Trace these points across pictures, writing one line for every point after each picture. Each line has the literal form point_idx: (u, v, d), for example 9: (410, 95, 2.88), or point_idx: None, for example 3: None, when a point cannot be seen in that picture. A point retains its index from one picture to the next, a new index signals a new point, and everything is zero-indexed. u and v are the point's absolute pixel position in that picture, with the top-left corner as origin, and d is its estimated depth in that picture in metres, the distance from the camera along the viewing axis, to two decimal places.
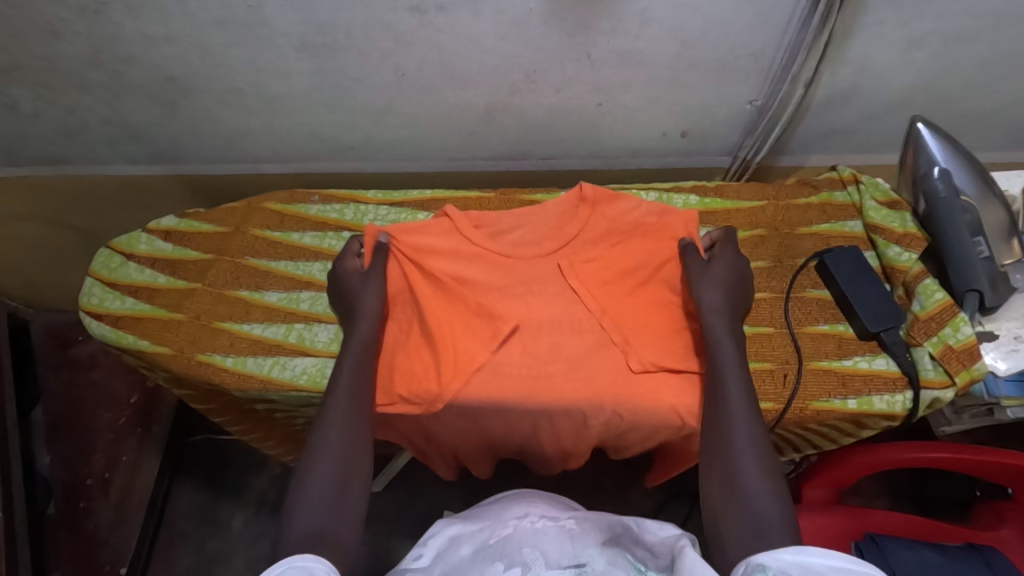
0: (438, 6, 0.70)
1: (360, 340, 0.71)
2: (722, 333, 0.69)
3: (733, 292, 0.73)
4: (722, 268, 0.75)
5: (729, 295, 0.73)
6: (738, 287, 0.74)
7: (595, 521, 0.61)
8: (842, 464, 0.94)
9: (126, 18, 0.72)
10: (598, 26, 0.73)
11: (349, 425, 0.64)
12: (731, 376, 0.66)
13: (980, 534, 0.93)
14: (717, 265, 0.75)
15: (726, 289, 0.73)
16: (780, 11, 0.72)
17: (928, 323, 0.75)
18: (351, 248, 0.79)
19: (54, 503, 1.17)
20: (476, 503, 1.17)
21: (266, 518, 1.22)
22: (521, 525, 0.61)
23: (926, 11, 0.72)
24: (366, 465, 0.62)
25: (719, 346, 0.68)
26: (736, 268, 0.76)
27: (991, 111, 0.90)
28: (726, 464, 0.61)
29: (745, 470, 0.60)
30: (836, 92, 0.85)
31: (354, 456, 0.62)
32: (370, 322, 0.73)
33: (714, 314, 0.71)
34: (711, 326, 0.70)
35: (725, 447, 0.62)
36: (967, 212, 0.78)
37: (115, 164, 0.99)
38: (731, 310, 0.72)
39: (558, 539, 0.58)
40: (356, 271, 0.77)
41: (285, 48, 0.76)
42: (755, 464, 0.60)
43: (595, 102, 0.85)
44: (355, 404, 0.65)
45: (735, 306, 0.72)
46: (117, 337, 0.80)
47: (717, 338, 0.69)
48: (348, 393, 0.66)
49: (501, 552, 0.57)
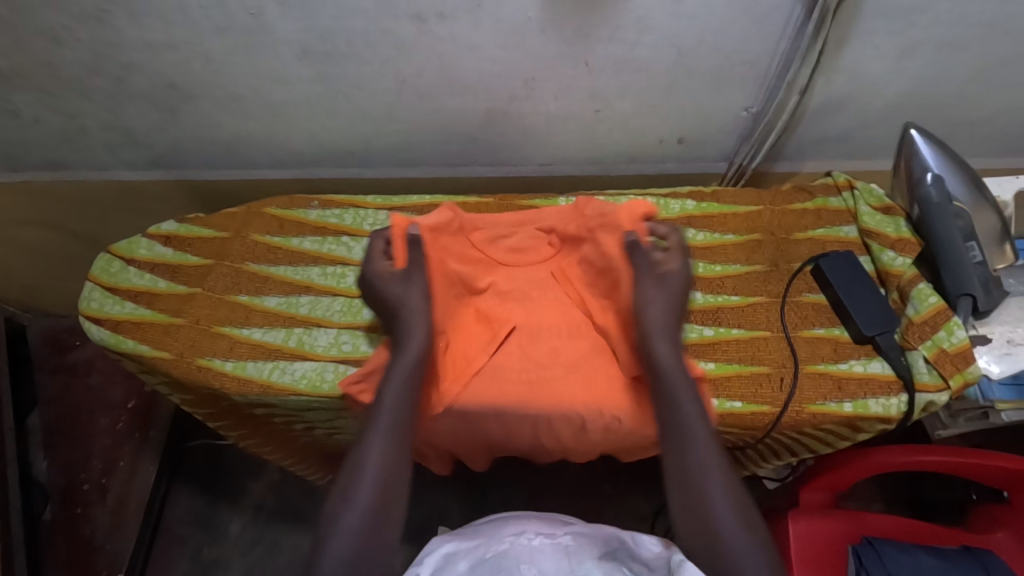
0: (438, 14, 0.71)
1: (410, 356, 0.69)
2: (673, 366, 0.68)
3: (673, 307, 0.71)
4: (670, 280, 0.72)
5: (671, 312, 0.71)
6: (684, 298, 0.73)
7: (591, 536, 0.67)
8: (841, 467, 0.93)
9: (129, 25, 0.73)
10: (596, 35, 0.74)
11: (388, 455, 0.64)
12: (693, 417, 0.66)
13: (977, 537, 0.95)
14: (665, 275, 0.72)
15: (669, 306, 0.71)
16: (775, 20, 0.73)
17: (922, 327, 0.76)
18: (378, 248, 0.76)
19: (50, 509, 1.17)
20: (475, 507, 1.18)
21: (264, 524, 1.22)
22: (517, 541, 0.67)
23: (918, 20, 0.73)
24: (401, 493, 0.63)
25: (673, 385, 0.68)
26: (681, 271, 0.73)
27: (983, 118, 0.91)
28: (698, 512, 0.61)
29: (721, 519, 0.60)
30: (831, 99, 0.86)
31: (391, 484, 0.63)
32: (422, 331, 0.70)
33: (660, 340, 0.69)
34: (655, 354, 0.69)
35: (694, 498, 0.62)
36: (960, 217, 0.79)
37: (115, 169, 0.99)
38: (670, 328, 0.70)
39: (555, 558, 0.64)
40: (393, 274, 0.73)
41: (286, 56, 0.77)
42: (728, 509, 0.61)
43: (593, 109, 0.86)
44: (395, 431, 0.65)
45: (674, 323, 0.71)
46: (117, 341, 0.81)
47: (672, 375, 0.68)
48: (393, 421, 0.66)
49: (501, 568, 0.64)
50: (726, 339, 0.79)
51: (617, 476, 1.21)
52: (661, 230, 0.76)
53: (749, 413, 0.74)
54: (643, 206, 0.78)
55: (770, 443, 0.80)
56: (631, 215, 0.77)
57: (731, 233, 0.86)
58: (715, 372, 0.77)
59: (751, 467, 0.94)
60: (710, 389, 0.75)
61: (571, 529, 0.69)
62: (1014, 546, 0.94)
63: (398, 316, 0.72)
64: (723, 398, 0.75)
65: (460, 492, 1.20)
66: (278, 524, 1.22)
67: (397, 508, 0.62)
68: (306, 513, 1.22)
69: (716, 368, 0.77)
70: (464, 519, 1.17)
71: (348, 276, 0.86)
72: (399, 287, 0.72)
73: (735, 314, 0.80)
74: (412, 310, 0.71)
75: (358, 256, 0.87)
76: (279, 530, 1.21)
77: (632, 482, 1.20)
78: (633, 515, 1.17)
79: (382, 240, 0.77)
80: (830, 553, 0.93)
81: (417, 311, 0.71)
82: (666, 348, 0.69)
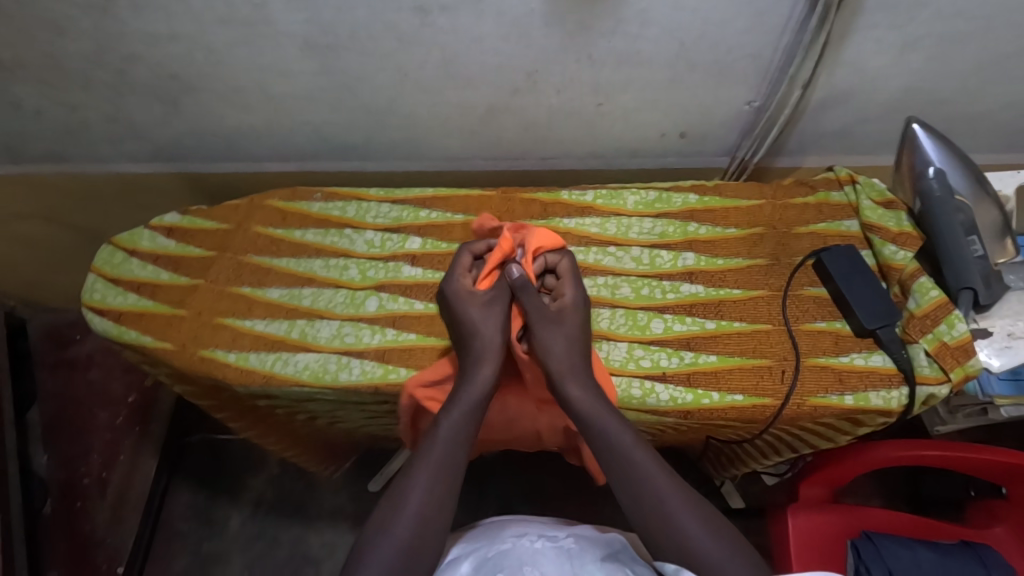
0: (441, 6, 0.71)
1: (479, 390, 0.71)
2: (591, 405, 0.70)
3: (571, 344, 0.72)
4: (565, 317, 0.74)
5: (574, 350, 0.72)
6: (586, 327, 0.75)
7: (593, 540, 0.69)
8: (843, 462, 0.93)
9: (132, 17, 0.73)
10: (599, 27, 0.74)
11: (431, 493, 0.66)
12: (633, 452, 0.68)
13: (975, 533, 0.96)
14: (564, 309, 0.75)
15: (573, 342, 0.73)
16: (777, 14, 0.73)
17: (923, 320, 0.76)
18: (463, 263, 0.77)
19: (50, 502, 1.17)
20: (475, 501, 1.19)
21: (264, 518, 1.22)
22: (519, 541, 0.68)
23: (919, 14, 0.73)
24: (441, 530, 0.65)
25: (599, 425, 0.69)
26: (573, 301, 0.76)
27: (984, 113, 0.91)
28: (666, 535, 0.64)
29: (694, 536, 0.64)
30: (833, 94, 0.86)
31: (430, 520, 0.65)
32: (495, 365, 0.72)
33: (573, 383, 0.70)
34: (570, 399, 0.70)
35: (658, 525, 0.65)
36: (961, 211, 0.79)
37: (117, 162, 0.99)
38: (574, 368, 0.71)
39: (557, 561, 0.65)
40: (477, 298, 0.74)
41: (288, 47, 0.77)
42: (697, 525, 0.64)
43: (594, 103, 0.86)
44: (442, 469, 0.67)
45: (579, 360, 0.72)
46: (118, 332, 0.81)
47: (597, 417, 0.69)
48: (438, 463, 0.68)
49: (502, 567, 0.65)
50: (727, 332, 0.79)
51: None
52: (552, 259, 0.79)
53: (751, 406, 0.74)
54: (541, 233, 0.79)
55: (772, 435, 0.81)
56: (535, 246, 0.78)
57: (733, 226, 0.87)
58: (717, 365, 0.77)
59: (751, 462, 0.94)
60: (711, 382, 0.76)
61: (573, 531, 0.71)
62: (1010, 541, 0.95)
63: (472, 346, 0.72)
64: (724, 390, 0.75)
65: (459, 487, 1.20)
66: (278, 519, 1.22)
67: (439, 537, 0.65)
68: (306, 508, 1.22)
69: (718, 361, 0.77)
70: (464, 514, 1.18)
71: (351, 268, 0.86)
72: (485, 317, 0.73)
73: (736, 307, 0.81)
74: (489, 342, 0.72)
75: (361, 249, 0.87)
76: (278, 525, 1.21)
77: None
78: None
79: (469, 254, 0.78)
80: (829, 546, 0.94)
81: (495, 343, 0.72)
82: (583, 385, 0.71)
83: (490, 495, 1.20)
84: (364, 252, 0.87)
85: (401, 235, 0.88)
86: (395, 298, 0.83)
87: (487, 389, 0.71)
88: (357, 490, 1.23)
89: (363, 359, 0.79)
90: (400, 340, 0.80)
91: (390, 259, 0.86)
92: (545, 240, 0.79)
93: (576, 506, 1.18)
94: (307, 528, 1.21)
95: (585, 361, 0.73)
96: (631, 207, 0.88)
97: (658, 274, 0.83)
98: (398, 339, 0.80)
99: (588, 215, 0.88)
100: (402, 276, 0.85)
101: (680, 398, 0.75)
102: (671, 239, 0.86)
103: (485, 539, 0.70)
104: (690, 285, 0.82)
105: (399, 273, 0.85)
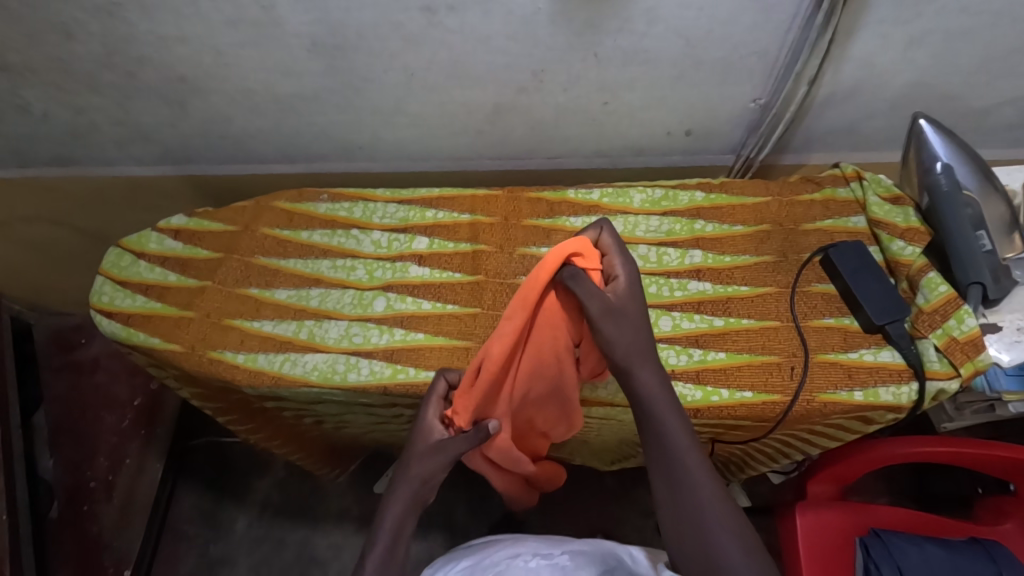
0: (449, 6, 0.71)
1: (395, 510, 0.67)
2: (656, 397, 0.64)
3: (642, 333, 0.66)
4: (628, 313, 0.66)
5: (641, 336, 0.66)
6: (643, 308, 0.68)
7: (590, 557, 0.72)
8: (852, 459, 0.93)
9: (141, 19, 0.73)
10: (606, 26, 0.74)
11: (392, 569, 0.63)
12: (683, 452, 0.63)
13: (983, 529, 0.94)
14: (621, 291, 0.67)
15: (642, 330, 0.66)
16: (784, 11, 0.73)
17: (932, 316, 0.76)
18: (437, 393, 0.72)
19: (56, 506, 1.15)
20: (479, 501, 1.20)
21: (270, 520, 1.22)
22: (515, 563, 0.72)
23: (924, 10, 0.74)
24: None
25: (658, 420, 0.64)
26: (627, 278, 0.68)
27: (989, 108, 0.91)
28: (696, 542, 0.60)
29: (723, 547, 0.59)
30: (838, 91, 0.86)
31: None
32: (408, 494, 0.68)
33: (641, 368, 0.65)
34: (638, 386, 0.64)
35: (687, 527, 0.61)
36: (969, 206, 0.80)
37: (123, 165, 0.99)
38: (648, 355, 0.65)
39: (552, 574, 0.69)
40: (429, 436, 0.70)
41: (296, 49, 0.77)
42: (722, 525, 0.60)
43: (600, 101, 0.86)
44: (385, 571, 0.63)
45: (647, 343, 0.66)
46: (127, 334, 0.81)
47: (656, 409, 0.64)
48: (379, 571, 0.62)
49: None
50: (736, 329, 0.79)
51: (622, 472, 1.22)
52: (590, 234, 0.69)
53: (760, 402, 0.74)
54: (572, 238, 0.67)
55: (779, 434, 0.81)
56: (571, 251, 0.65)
57: (740, 224, 0.87)
58: (726, 362, 0.77)
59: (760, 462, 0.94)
60: (721, 379, 0.76)
61: (568, 548, 0.75)
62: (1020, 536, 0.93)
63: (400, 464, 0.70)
64: (734, 387, 0.75)
65: (466, 487, 1.20)
66: (283, 520, 1.22)
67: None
68: (312, 509, 1.23)
69: (727, 357, 0.77)
70: (469, 515, 1.18)
71: (358, 268, 0.86)
72: (424, 455, 0.69)
73: (744, 304, 0.81)
74: (414, 477, 0.68)
75: (368, 249, 0.87)
76: (284, 527, 1.21)
77: (636, 477, 1.21)
78: (639, 510, 1.18)
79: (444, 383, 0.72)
80: (835, 546, 0.92)
81: (419, 476, 0.68)
82: (649, 374, 0.65)
83: (496, 494, 1.20)
84: (372, 252, 0.87)
85: (407, 235, 0.88)
86: (403, 298, 0.83)
87: (405, 508, 0.67)
88: (363, 491, 1.24)
89: (372, 360, 0.79)
90: (409, 340, 0.80)
91: (396, 260, 0.86)
92: (577, 246, 0.66)
93: (581, 505, 1.19)
94: (313, 530, 1.21)
95: (652, 344, 0.67)
96: (637, 206, 0.88)
97: (664, 272, 0.83)
98: (407, 339, 0.80)
99: (595, 213, 0.88)
100: (409, 276, 0.85)
101: (690, 396, 0.75)
102: (678, 237, 0.86)
103: (478, 559, 0.73)
104: (698, 282, 0.83)
105: (407, 273, 0.85)
